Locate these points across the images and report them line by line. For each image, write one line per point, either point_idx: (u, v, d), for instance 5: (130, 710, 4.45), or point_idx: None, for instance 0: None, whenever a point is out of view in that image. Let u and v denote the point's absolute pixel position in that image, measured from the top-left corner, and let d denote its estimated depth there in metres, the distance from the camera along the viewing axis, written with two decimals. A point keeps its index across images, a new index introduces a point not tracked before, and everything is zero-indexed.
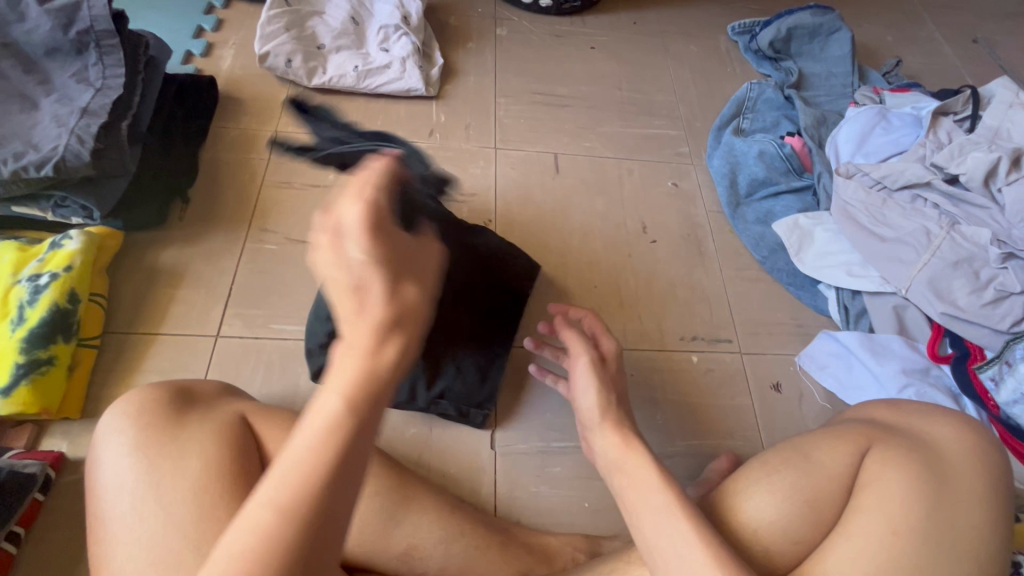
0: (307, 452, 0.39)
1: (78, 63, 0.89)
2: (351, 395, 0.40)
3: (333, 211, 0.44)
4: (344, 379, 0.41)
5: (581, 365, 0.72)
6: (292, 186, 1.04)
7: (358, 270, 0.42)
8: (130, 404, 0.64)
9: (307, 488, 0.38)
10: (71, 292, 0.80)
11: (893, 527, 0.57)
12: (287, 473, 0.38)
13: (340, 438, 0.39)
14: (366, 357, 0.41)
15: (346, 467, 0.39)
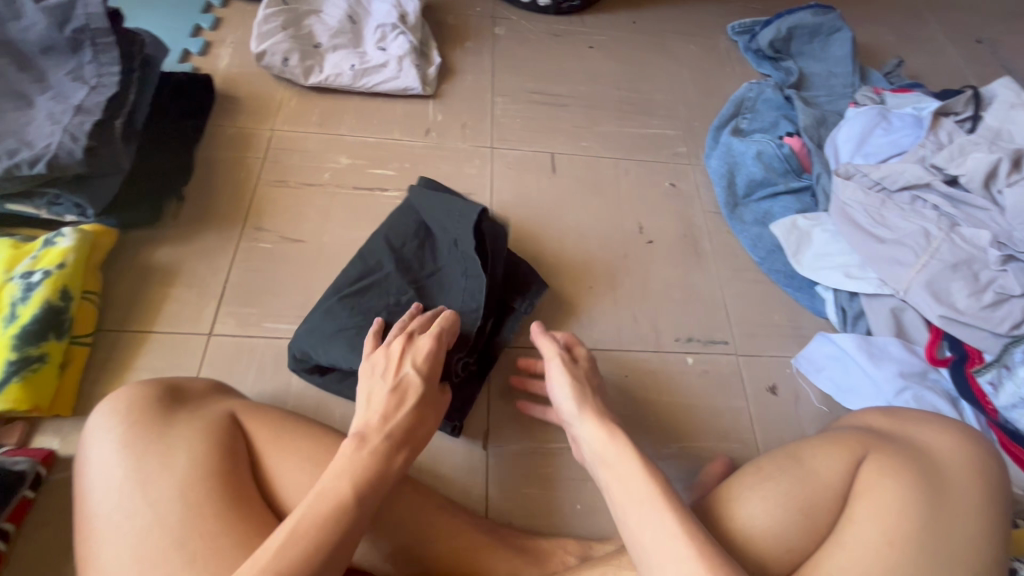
0: (309, 518, 0.50)
1: (73, 61, 0.89)
2: (358, 475, 0.55)
3: (404, 337, 0.72)
4: (348, 469, 0.56)
5: (552, 364, 0.74)
6: (287, 185, 1.04)
7: (405, 392, 0.66)
8: (119, 402, 0.64)
9: (304, 559, 0.48)
10: (63, 289, 0.80)
11: (888, 537, 0.56)
12: (288, 544, 0.48)
13: (340, 517, 0.52)
14: (368, 456, 0.58)
15: (341, 531, 0.51)
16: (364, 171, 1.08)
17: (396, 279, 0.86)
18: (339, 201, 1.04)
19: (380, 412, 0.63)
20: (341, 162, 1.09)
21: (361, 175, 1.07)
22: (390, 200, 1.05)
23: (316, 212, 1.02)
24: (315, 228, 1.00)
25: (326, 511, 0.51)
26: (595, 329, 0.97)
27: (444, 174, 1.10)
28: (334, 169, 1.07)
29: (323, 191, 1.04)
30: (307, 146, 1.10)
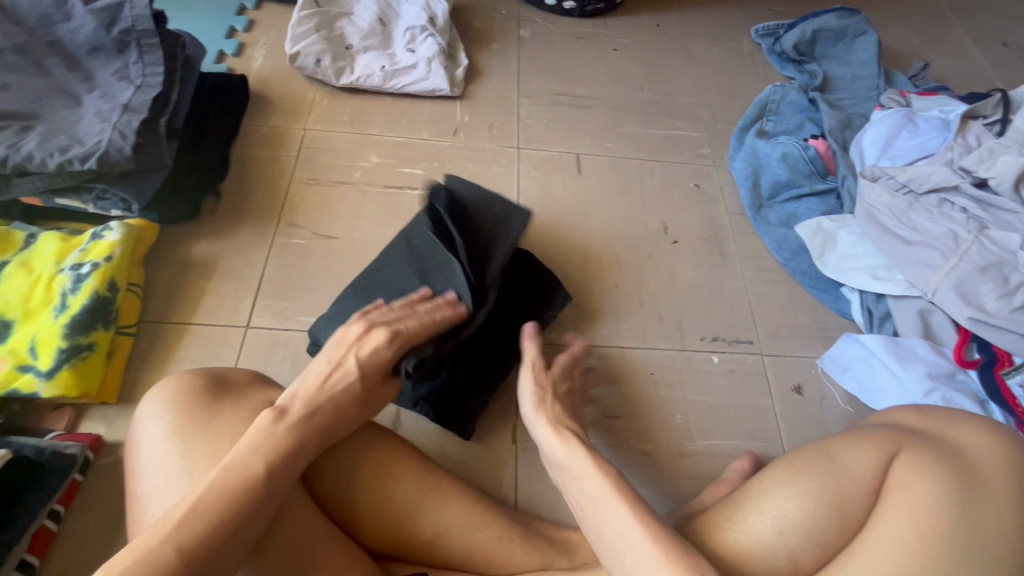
0: (215, 490, 0.51)
1: (119, 61, 0.92)
2: (270, 449, 0.56)
3: (363, 327, 0.70)
4: (261, 441, 0.56)
5: (524, 367, 0.79)
6: (319, 183, 1.07)
7: (338, 385, 0.65)
8: (168, 389, 0.66)
9: (206, 533, 0.49)
10: (111, 281, 0.83)
11: (922, 533, 0.57)
12: (191, 515, 0.50)
13: (244, 490, 0.52)
14: (282, 433, 0.58)
15: (247, 504, 0.52)
16: (393, 170, 1.10)
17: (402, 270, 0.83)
18: (370, 199, 1.06)
19: (305, 399, 0.62)
20: (371, 160, 1.11)
21: (391, 174, 1.10)
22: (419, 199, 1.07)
23: (348, 209, 1.04)
24: (347, 226, 1.02)
25: (234, 484, 0.52)
26: (620, 327, 0.99)
27: (471, 174, 1.12)
28: (365, 168, 1.10)
29: (354, 189, 1.07)
30: (339, 145, 1.12)
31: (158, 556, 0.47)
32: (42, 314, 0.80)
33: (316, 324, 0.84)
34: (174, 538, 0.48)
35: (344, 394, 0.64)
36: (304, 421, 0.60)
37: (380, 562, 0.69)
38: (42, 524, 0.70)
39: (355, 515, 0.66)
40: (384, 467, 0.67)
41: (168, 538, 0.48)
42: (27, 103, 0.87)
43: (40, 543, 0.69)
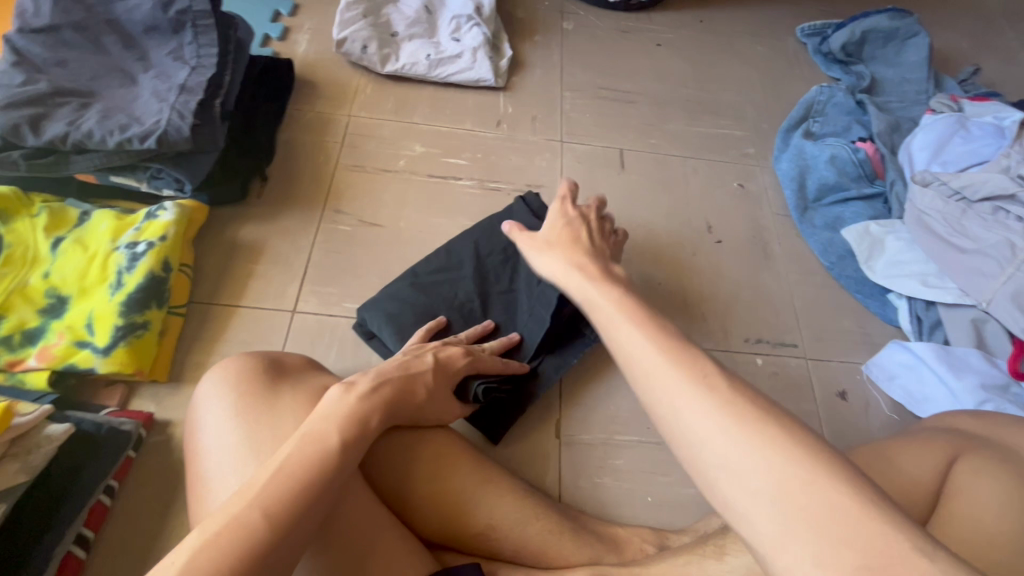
0: (297, 461, 0.49)
1: (173, 42, 0.93)
2: (340, 422, 0.55)
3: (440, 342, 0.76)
4: (334, 413, 0.56)
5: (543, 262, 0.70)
6: (364, 170, 1.07)
7: (412, 369, 0.67)
8: (229, 372, 0.67)
9: (294, 498, 0.47)
10: (165, 260, 0.83)
11: (990, 538, 0.56)
12: (275, 478, 0.48)
13: (329, 456, 0.51)
14: (355, 410, 0.57)
15: (328, 470, 0.50)
16: (438, 159, 1.10)
17: (467, 286, 0.86)
18: (413, 188, 1.06)
19: (378, 372, 0.64)
20: (416, 149, 1.11)
21: (435, 163, 1.09)
22: (463, 189, 1.07)
23: (392, 198, 1.04)
24: (392, 214, 1.02)
25: (315, 451, 0.51)
26: None
27: (515, 166, 1.11)
28: (410, 156, 1.10)
29: (398, 177, 1.07)
30: (383, 132, 1.12)
31: (246, 520, 0.44)
32: (98, 291, 0.80)
33: (366, 303, 0.86)
34: (258, 505, 0.45)
35: (407, 375, 0.66)
36: (373, 399, 0.60)
37: (433, 550, 0.68)
38: (98, 499, 0.71)
39: (410, 503, 0.66)
40: (437, 458, 0.68)
41: (252, 499, 0.46)
42: (85, 81, 0.87)
43: (95, 517, 0.70)
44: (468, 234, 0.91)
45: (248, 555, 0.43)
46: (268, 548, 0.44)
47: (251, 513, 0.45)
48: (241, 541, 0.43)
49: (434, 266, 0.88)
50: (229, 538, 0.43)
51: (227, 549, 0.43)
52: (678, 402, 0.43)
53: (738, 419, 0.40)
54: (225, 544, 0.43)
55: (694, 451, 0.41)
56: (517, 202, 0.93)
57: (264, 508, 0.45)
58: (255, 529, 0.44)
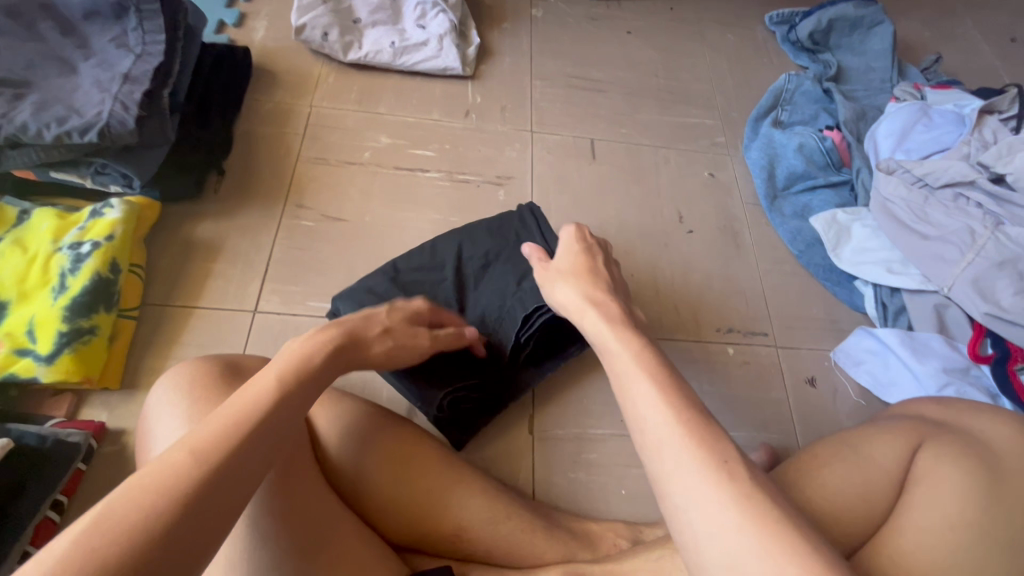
0: (240, 405, 0.46)
1: (117, 28, 0.87)
2: (288, 368, 0.51)
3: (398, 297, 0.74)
4: (279, 363, 0.52)
5: (562, 288, 0.65)
6: (327, 163, 1.03)
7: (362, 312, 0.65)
8: (181, 378, 0.63)
9: (226, 434, 0.43)
10: (112, 261, 0.79)
11: (951, 523, 0.57)
12: (209, 421, 0.44)
13: (270, 399, 0.47)
14: (301, 351, 0.54)
15: (271, 411, 0.47)
16: (404, 151, 1.07)
17: (445, 288, 0.83)
18: (379, 180, 1.03)
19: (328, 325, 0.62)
20: (381, 141, 1.07)
21: (401, 155, 1.06)
22: (432, 181, 1.04)
23: (357, 191, 1.01)
24: (357, 208, 0.99)
25: (257, 393, 0.47)
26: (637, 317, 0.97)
27: (484, 157, 1.09)
28: (375, 148, 1.06)
29: (364, 169, 1.03)
30: (346, 123, 1.08)
31: (171, 460, 0.40)
32: (40, 295, 0.76)
33: (341, 293, 0.82)
34: (196, 444, 0.42)
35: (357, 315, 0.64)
36: (326, 345, 0.56)
37: (402, 553, 0.67)
38: (46, 516, 0.67)
39: (379, 507, 0.65)
40: (401, 456, 0.66)
41: (183, 443, 0.42)
42: (18, 69, 0.81)
43: (45, 533, 0.66)
44: (454, 236, 0.88)
45: (173, 489, 0.38)
46: (199, 481, 0.40)
47: (180, 453, 0.41)
48: (166, 479, 0.39)
49: (415, 262, 0.85)
50: (152, 478, 0.39)
51: (160, 487, 0.38)
52: (694, 491, 0.42)
53: (748, 511, 0.41)
54: (146, 486, 0.38)
55: (697, 541, 0.42)
56: (518, 212, 0.90)
57: (193, 447, 0.41)
58: (182, 466, 0.40)
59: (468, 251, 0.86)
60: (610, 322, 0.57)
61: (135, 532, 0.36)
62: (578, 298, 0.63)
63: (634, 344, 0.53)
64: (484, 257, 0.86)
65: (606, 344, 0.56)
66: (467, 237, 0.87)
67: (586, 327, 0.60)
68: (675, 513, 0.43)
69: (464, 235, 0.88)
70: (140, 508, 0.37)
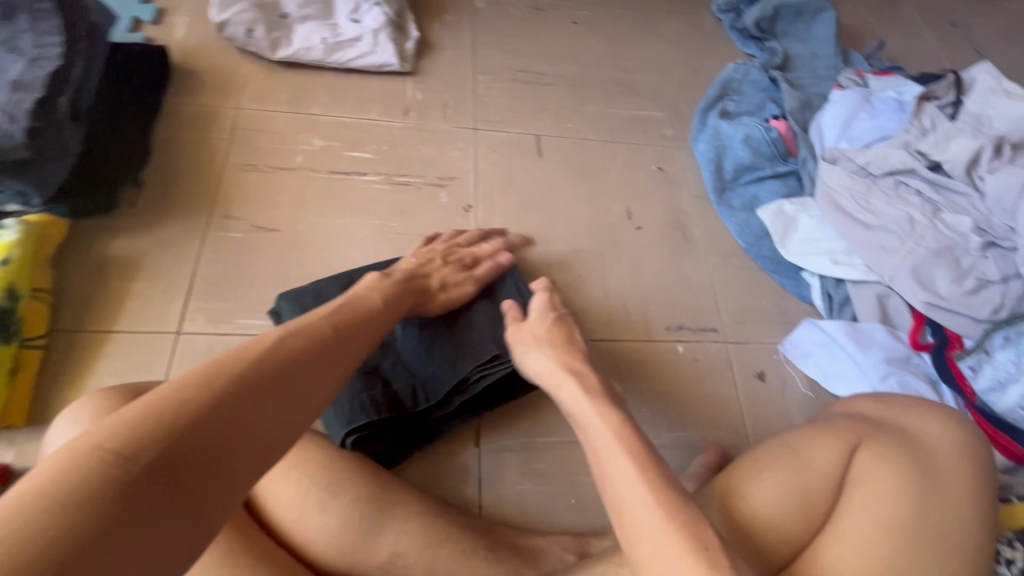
0: (352, 306, 0.61)
1: (5, 29, 0.79)
2: (384, 292, 0.67)
3: (444, 244, 0.85)
4: (375, 287, 0.67)
5: (538, 358, 0.70)
6: (256, 169, 0.97)
7: (426, 268, 0.79)
8: (79, 413, 0.59)
9: (348, 320, 0.58)
10: (9, 287, 0.73)
11: (884, 525, 0.57)
12: (334, 310, 0.58)
13: (374, 307, 0.63)
14: (392, 285, 0.70)
15: (372, 313, 0.62)
16: (339, 153, 1.01)
17: None
18: (313, 186, 0.97)
19: (407, 272, 0.76)
20: (315, 143, 1.02)
21: (337, 158, 1.01)
22: (370, 185, 1.00)
23: (289, 198, 0.95)
24: (289, 216, 0.94)
25: (359, 302, 0.62)
26: (586, 319, 0.95)
27: (424, 158, 1.05)
28: (308, 152, 1.01)
29: (296, 175, 0.98)
30: (277, 126, 1.02)
31: (314, 325, 0.54)
32: None
33: (290, 291, 0.79)
34: (300, 340, 0.51)
35: (428, 269, 0.79)
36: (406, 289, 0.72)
37: None
38: None
39: (305, 539, 0.62)
40: (331, 482, 0.63)
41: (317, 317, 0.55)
42: None
43: None
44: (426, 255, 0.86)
45: (317, 342, 0.52)
46: (333, 341, 0.53)
47: (317, 322, 0.54)
48: (310, 334, 0.52)
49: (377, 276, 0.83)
50: (304, 331, 0.52)
51: (272, 362, 0.47)
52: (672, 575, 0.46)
53: None
54: (298, 334, 0.51)
55: None
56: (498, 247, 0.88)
57: (326, 321, 0.55)
58: (321, 330, 0.53)
59: None
60: (588, 397, 0.62)
61: (253, 388, 0.44)
62: (554, 367, 0.67)
63: (610, 419, 0.58)
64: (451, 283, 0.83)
65: (584, 420, 0.60)
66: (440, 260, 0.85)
67: (563, 398, 0.64)
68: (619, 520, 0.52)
69: None
70: (297, 345, 0.50)
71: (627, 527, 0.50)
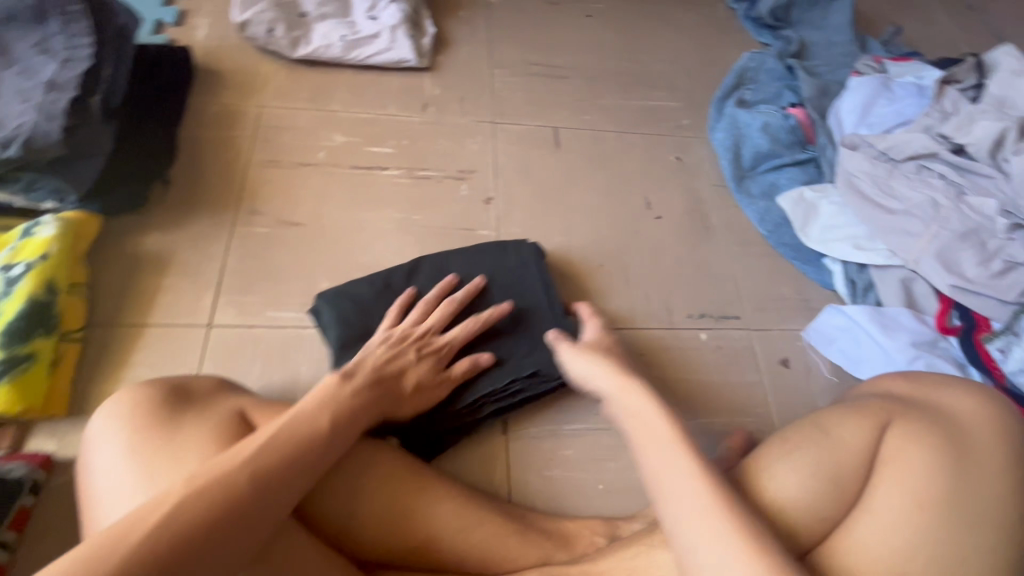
0: (315, 407, 0.59)
1: (38, 32, 0.82)
2: (346, 396, 0.62)
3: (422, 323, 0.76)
4: (330, 398, 0.61)
5: (585, 365, 0.69)
6: (279, 165, 0.99)
7: (394, 368, 0.70)
8: (121, 404, 0.60)
9: (308, 434, 0.56)
10: (47, 282, 0.74)
11: (918, 501, 0.57)
12: (295, 418, 0.57)
13: (347, 410, 0.61)
14: (352, 390, 0.63)
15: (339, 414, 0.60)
16: (360, 149, 1.03)
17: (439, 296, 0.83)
18: (335, 181, 0.99)
19: (373, 372, 0.67)
20: (336, 139, 1.03)
21: (358, 153, 1.02)
22: (391, 179, 1.01)
23: (313, 193, 0.97)
24: (314, 211, 0.95)
25: (322, 400, 0.60)
26: (608, 309, 0.96)
27: (444, 152, 1.06)
28: (330, 147, 1.02)
29: (319, 170, 0.99)
30: (298, 123, 1.04)
31: (265, 445, 0.52)
32: None
33: (327, 291, 0.82)
34: (184, 515, 0.45)
35: (394, 371, 0.70)
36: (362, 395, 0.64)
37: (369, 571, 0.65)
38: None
39: (339, 525, 0.62)
40: (354, 471, 0.63)
41: (273, 432, 0.54)
42: None
43: None
44: (466, 251, 0.88)
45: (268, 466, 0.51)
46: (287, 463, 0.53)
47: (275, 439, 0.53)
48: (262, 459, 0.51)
49: (414, 281, 0.84)
50: (257, 455, 0.51)
51: (172, 537, 0.44)
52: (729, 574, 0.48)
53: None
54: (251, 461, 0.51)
55: None
56: (533, 251, 0.89)
57: (284, 436, 0.54)
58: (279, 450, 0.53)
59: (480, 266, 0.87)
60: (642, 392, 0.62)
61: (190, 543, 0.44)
62: (605, 369, 0.67)
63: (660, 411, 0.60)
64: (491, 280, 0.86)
65: (638, 414, 0.60)
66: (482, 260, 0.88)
67: (613, 398, 0.64)
68: (668, 525, 0.53)
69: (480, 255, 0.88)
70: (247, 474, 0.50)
71: (676, 533, 0.52)
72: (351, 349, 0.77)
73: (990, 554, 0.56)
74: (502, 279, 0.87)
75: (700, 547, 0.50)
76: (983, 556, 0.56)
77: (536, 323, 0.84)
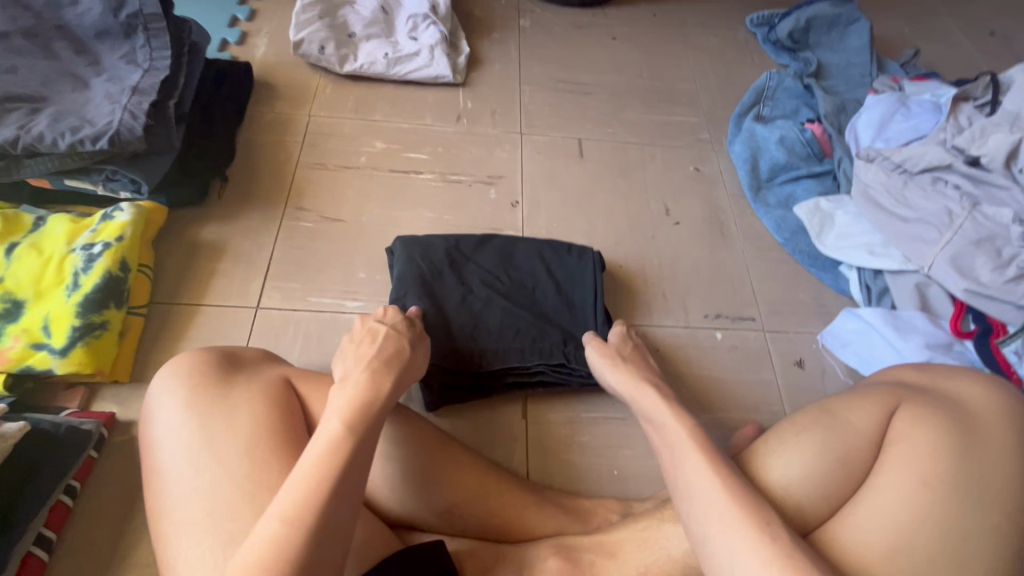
0: (366, 379, 0.61)
1: (126, 45, 0.93)
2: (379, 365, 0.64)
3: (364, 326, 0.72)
4: (365, 371, 0.62)
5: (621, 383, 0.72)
6: (325, 167, 1.08)
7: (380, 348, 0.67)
8: (181, 365, 0.67)
9: (360, 400, 0.58)
10: (122, 260, 0.84)
11: (923, 480, 0.59)
12: (349, 392, 0.59)
13: (389, 375, 0.63)
14: (381, 363, 0.64)
15: (385, 379, 0.62)
16: (398, 155, 1.11)
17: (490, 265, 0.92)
18: (375, 182, 1.07)
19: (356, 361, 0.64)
20: (376, 146, 1.12)
21: (396, 158, 1.11)
22: (425, 182, 1.09)
23: (355, 193, 1.05)
24: (354, 209, 1.03)
25: (367, 370, 0.62)
26: (627, 306, 1.00)
27: (475, 158, 1.13)
28: (371, 153, 1.11)
29: (360, 173, 1.08)
30: (343, 130, 1.13)
31: (330, 424, 0.54)
32: (54, 293, 0.80)
33: (406, 237, 0.93)
34: (290, 507, 0.48)
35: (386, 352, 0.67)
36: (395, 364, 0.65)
37: (394, 529, 0.69)
38: (58, 499, 0.70)
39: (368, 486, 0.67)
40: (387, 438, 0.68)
41: (337, 411, 0.56)
42: (35, 85, 0.87)
43: (57, 516, 0.70)
44: (533, 242, 0.96)
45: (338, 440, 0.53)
46: (358, 432, 0.55)
47: (338, 415, 0.56)
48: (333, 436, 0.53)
49: (479, 250, 0.94)
50: (327, 435, 0.54)
51: (297, 530, 0.47)
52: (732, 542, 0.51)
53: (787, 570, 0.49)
54: (323, 442, 0.53)
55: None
56: (596, 258, 0.95)
57: (345, 409, 0.56)
58: (346, 422, 0.55)
59: (544, 256, 0.94)
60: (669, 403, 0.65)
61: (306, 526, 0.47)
62: (634, 382, 0.70)
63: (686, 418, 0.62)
64: (549, 270, 0.93)
65: (659, 420, 0.63)
66: (545, 252, 0.95)
67: (641, 407, 0.67)
68: (681, 495, 0.57)
69: (543, 248, 0.96)
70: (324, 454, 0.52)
71: (695, 502, 0.55)
72: (406, 286, 0.87)
73: (995, 532, 0.57)
74: (559, 275, 0.93)
75: (709, 544, 0.52)
76: (989, 536, 0.57)
77: (572, 322, 0.88)
